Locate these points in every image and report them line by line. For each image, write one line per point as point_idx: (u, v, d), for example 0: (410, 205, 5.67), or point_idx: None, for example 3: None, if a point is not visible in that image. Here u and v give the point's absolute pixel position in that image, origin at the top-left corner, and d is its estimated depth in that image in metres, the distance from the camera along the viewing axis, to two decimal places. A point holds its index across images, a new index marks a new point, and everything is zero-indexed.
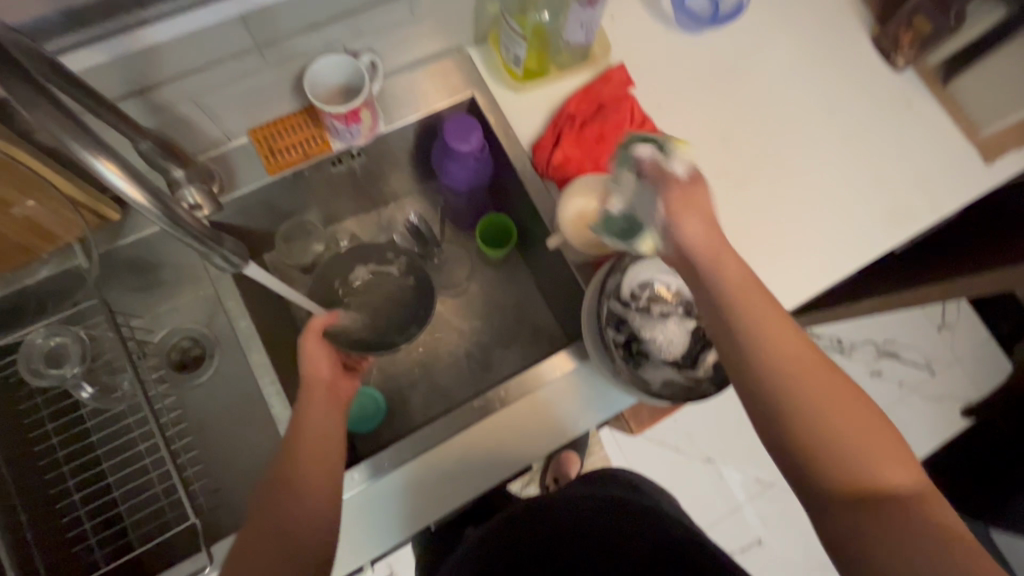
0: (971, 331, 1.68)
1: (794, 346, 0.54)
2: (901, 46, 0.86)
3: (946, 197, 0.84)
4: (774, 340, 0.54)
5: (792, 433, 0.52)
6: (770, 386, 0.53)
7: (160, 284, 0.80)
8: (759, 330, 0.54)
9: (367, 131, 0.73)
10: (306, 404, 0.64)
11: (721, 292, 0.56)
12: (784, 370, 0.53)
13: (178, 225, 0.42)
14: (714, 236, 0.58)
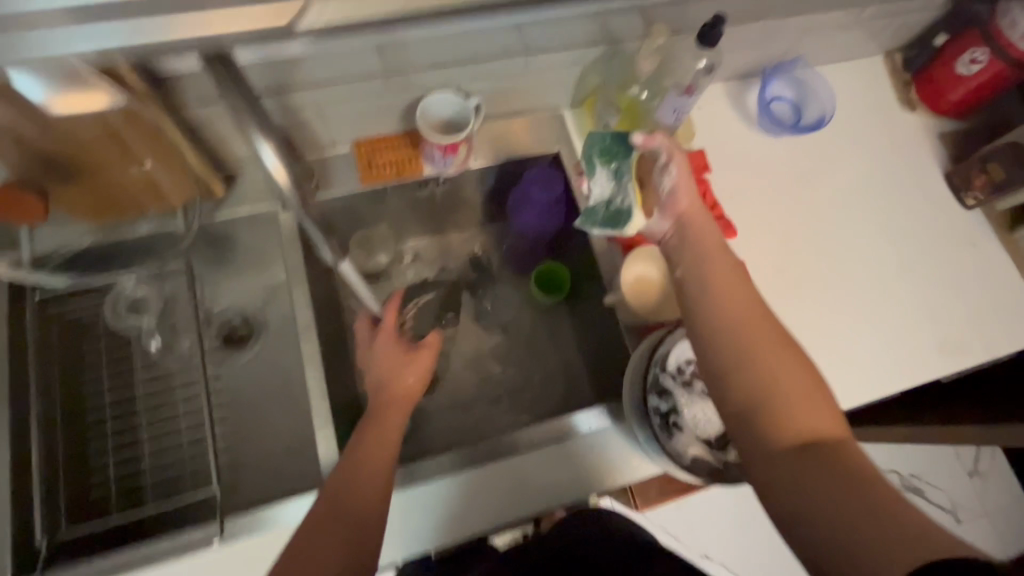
0: (1003, 485, 1.60)
1: (788, 369, 0.53)
2: (973, 187, 0.89)
3: (1002, 339, 0.84)
4: (791, 378, 0.52)
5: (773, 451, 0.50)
6: (755, 402, 0.52)
7: (235, 261, 0.85)
8: (766, 389, 0.51)
9: (459, 163, 0.79)
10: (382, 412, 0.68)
11: (726, 331, 0.55)
12: (772, 394, 0.52)
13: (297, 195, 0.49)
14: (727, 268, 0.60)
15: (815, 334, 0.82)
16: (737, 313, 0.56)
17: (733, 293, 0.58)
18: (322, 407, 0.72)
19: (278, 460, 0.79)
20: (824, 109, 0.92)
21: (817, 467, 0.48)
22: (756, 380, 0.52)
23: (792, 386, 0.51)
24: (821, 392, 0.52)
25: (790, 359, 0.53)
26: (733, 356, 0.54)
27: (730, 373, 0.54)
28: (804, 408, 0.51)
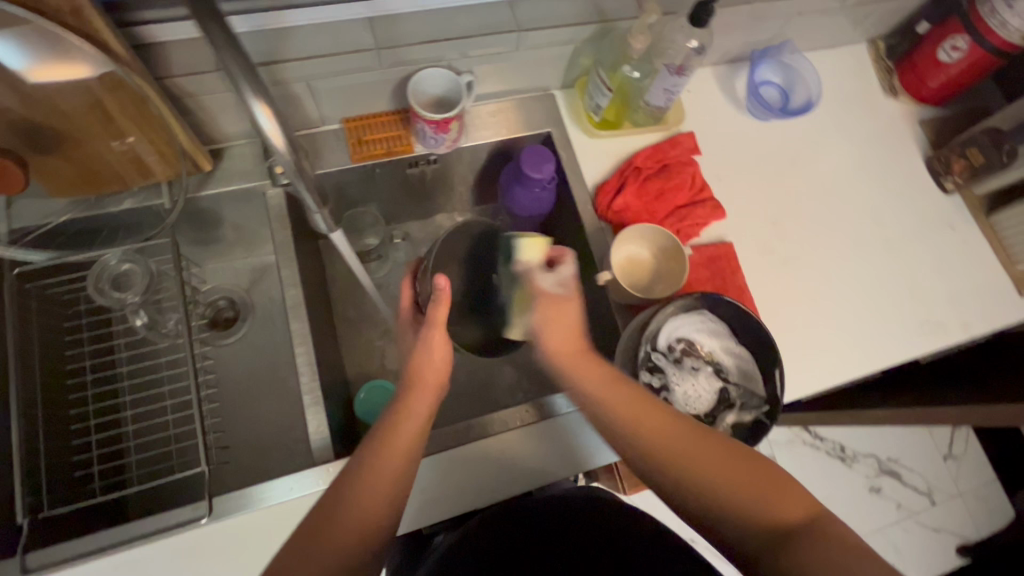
0: (977, 468, 1.65)
1: (660, 425, 0.59)
2: (952, 171, 0.91)
3: (979, 319, 0.87)
4: (665, 439, 0.58)
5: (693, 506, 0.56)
6: (662, 474, 0.58)
7: (221, 240, 0.84)
8: (697, 483, 0.56)
9: (450, 141, 0.79)
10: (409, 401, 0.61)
11: (606, 410, 0.61)
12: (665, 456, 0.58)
13: (298, 167, 0.47)
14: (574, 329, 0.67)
15: (800, 314, 0.83)
16: (656, 431, 0.59)
17: (619, 404, 0.61)
18: (311, 385, 0.71)
19: (267, 441, 0.78)
20: (811, 93, 0.93)
21: (813, 560, 0.49)
22: (711, 497, 0.55)
23: (725, 478, 0.55)
24: (769, 472, 0.55)
25: (721, 456, 0.56)
26: (677, 472, 0.57)
27: (683, 496, 0.56)
28: (762, 502, 0.53)
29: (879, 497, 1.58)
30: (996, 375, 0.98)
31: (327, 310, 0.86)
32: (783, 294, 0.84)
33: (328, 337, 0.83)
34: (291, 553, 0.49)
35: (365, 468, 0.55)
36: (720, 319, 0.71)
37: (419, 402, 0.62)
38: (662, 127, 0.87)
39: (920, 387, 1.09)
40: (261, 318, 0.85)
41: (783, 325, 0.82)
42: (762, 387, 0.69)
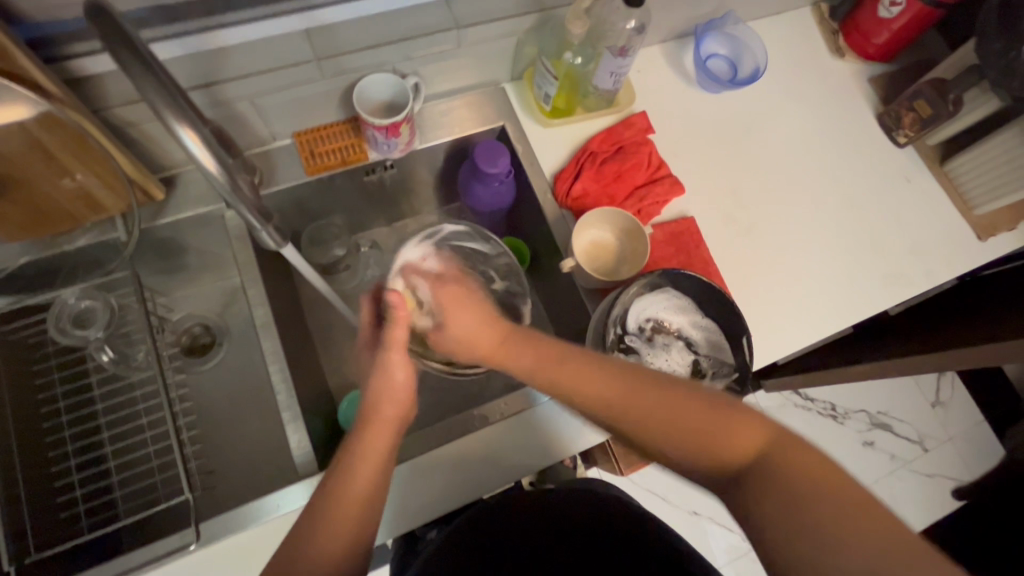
0: (965, 412, 1.69)
1: (597, 383, 0.55)
2: (903, 125, 0.92)
3: (940, 266, 0.89)
4: (599, 394, 0.55)
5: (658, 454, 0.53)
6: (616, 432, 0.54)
7: (187, 268, 0.84)
8: (646, 434, 0.52)
9: (403, 144, 0.79)
10: (365, 438, 0.58)
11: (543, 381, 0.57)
12: (610, 414, 0.54)
13: (235, 188, 0.47)
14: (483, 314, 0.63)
15: (767, 280, 0.85)
16: (597, 394, 0.55)
17: (548, 364, 0.58)
18: (288, 400, 0.72)
19: (253, 461, 0.78)
20: (758, 61, 0.94)
21: (766, 499, 0.46)
22: (662, 445, 0.52)
23: (675, 424, 0.51)
24: (716, 412, 0.51)
25: (668, 403, 0.52)
26: (630, 423, 0.53)
27: (642, 449, 0.54)
28: (710, 445, 0.50)
29: (872, 451, 1.61)
30: (966, 319, 1.00)
31: (301, 325, 0.86)
32: (749, 262, 0.85)
33: (303, 353, 0.83)
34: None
35: (323, 520, 0.53)
36: (685, 294, 0.72)
37: (379, 436, 0.58)
38: (615, 110, 0.87)
39: (896, 338, 1.11)
40: (236, 340, 0.84)
41: (752, 293, 0.83)
42: (732, 355, 0.71)
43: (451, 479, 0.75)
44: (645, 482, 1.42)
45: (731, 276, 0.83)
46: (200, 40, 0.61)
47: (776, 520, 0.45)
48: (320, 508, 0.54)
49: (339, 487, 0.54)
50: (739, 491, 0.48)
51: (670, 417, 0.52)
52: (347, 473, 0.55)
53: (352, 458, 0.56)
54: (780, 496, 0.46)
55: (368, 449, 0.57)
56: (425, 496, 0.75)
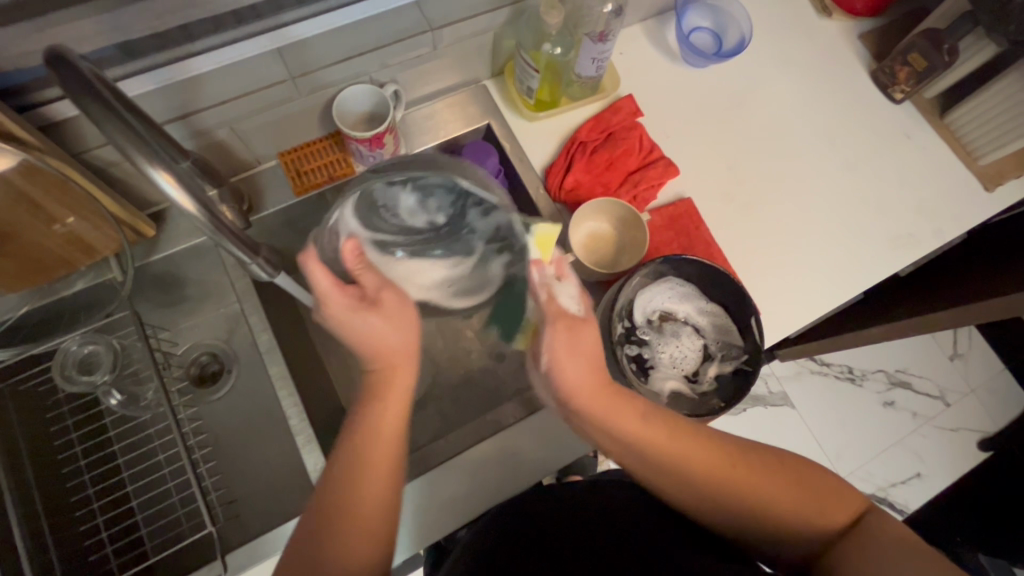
0: (984, 362, 1.67)
1: (695, 451, 0.57)
2: (898, 81, 0.89)
3: (949, 223, 0.86)
4: (699, 464, 0.57)
5: (748, 515, 0.56)
6: (707, 504, 0.57)
7: (189, 298, 0.83)
8: (740, 496, 0.56)
9: (389, 154, 0.77)
10: (382, 400, 0.60)
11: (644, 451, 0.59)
12: (700, 483, 0.57)
13: (216, 223, 0.46)
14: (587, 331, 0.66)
15: (772, 254, 0.83)
16: (720, 472, 0.56)
17: (652, 433, 0.59)
18: (301, 423, 0.71)
19: (271, 486, 0.78)
20: (743, 29, 0.91)
21: (870, 568, 0.50)
22: (753, 518, 0.56)
23: (777, 496, 0.55)
24: (812, 484, 0.56)
25: (770, 477, 0.56)
26: (723, 495, 0.56)
27: (740, 526, 0.56)
28: (810, 518, 0.55)
29: (893, 410, 1.60)
30: (979, 272, 0.98)
31: (305, 343, 0.85)
32: (752, 237, 0.84)
33: (312, 373, 0.83)
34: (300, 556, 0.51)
35: (341, 498, 0.54)
36: (686, 280, 0.71)
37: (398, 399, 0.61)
38: (600, 96, 0.85)
39: (911, 298, 1.08)
40: (244, 367, 0.84)
41: (756, 269, 0.82)
42: (740, 337, 0.70)
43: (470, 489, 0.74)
44: None
45: (734, 255, 0.82)
46: (170, 72, 0.60)
47: (868, 570, 0.50)
48: (337, 473, 0.55)
49: (353, 456, 0.56)
50: (836, 561, 0.52)
51: (765, 484, 0.55)
52: (364, 436, 0.57)
53: (368, 423, 0.58)
54: (881, 552, 0.51)
55: (382, 414, 0.59)
56: (446, 506, 0.74)
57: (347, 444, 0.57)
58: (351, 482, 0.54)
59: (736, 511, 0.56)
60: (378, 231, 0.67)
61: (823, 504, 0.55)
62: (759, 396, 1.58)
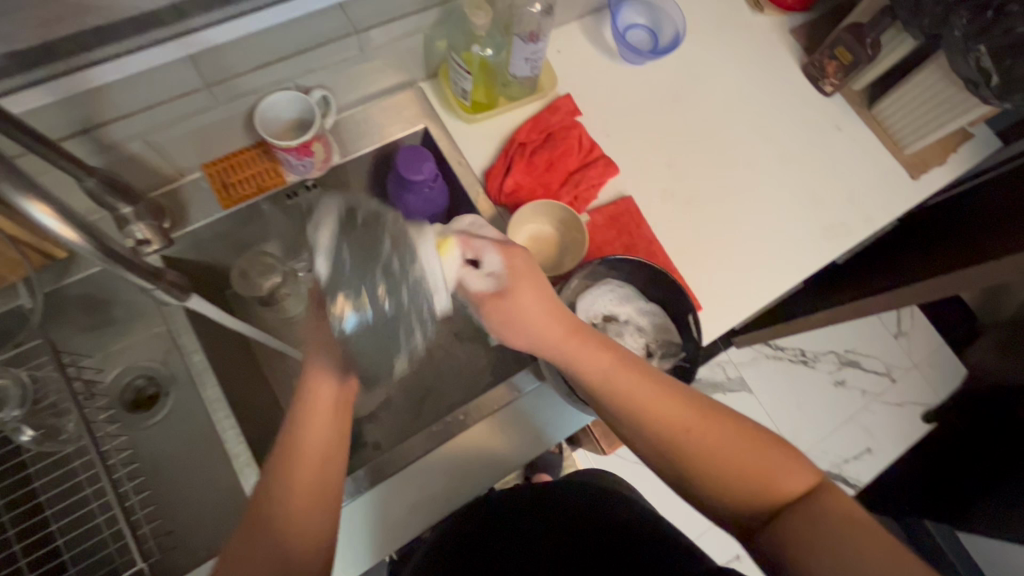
0: (927, 338, 1.75)
1: (644, 391, 0.57)
2: (828, 74, 0.92)
3: (879, 211, 0.89)
4: (648, 400, 0.57)
5: (690, 464, 0.55)
6: (654, 446, 0.57)
7: (118, 320, 0.79)
8: (689, 442, 0.55)
9: (321, 162, 0.75)
10: (307, 421, 0.56)
11: (598, 382, 0.58)
12: (649, 419, 0.56)
13: (106, 250, 0.43)
14: (524, 284, 0.58)
15: (712, 248, 0.84)
16: (683, 423, 0.55)
17: (609, 371, 0.58)
18: (239, 447, 0.69)
19: (213, 513, 0.75)
20: (677, 25, 0.91)
21: (804, 538, 0.49)
22: (700, 469, 0.54)
23: (728, 458, 0.54)
24: (772, 449, 0.54)
25: (726, 436, 0.55)
26: (673, 442, 0.55)
27: (685, 475, 0.56)
28: (762, 484, 0.53)
29: (844, 389, 1.66)
30: (911, 257, 1.03)
31: (245, 361, 0.82)
32: (693, 232, 0.84)
33: (251, 393, 0.80)
34: None
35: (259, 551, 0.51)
36: (625, 281, 0.72)
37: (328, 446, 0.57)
38: (538, 96, 0.85)
39: (851, 283, 1.12)
40: (182, 389, 0.80)
41: (698, 264, 0.83)
42: (679, 334, 0.71)
43: (418, 503, 0.72)
44: (635, 456, 1.46)
45: (676, 251, 0.83)
46: (67, 83, 0.55)
47: (803, 544, 0.49)
48: (269, 525, 0.52)
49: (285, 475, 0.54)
50: (776, 524, 0.51)
51: (718, 444, 0.54)
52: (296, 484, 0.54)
53: (296, 444, 0.55)
54: (825, 530, 0.49)
55: (302, 448, 0.55)
56: (397, 524, 0.72)
57: (273, 466, 0.55)
58: (279, 519, 0.52)
59: (683, 460, 0.55)
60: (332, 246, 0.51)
61: (780, 465, 0.54)
62: (717, 382, 1.62)
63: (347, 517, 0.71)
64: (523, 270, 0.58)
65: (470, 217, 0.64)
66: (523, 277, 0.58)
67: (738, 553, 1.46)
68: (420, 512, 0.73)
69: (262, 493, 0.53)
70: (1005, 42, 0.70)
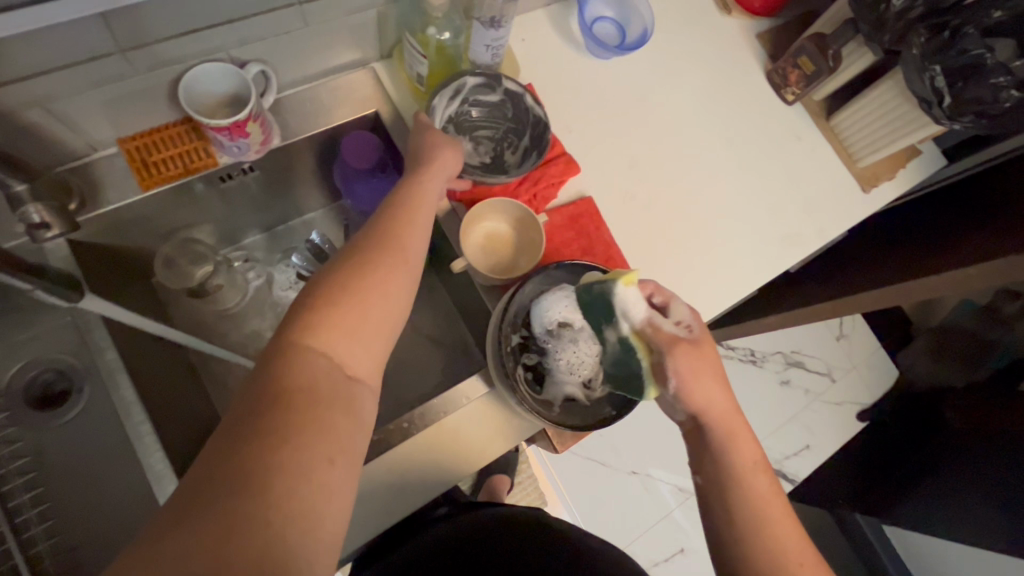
0: (864, 340, 1.83)
1: (763, 485, 0.56)
2: (790, 83, 0.92)
3: (832, 223, 0.90)
4: (756, 481, 0.56)
5: (748, 545, 0.54)
6: (732, 514, 0.55)
7: (17, 310, 0.70)
8: (768, 536, 0.53)
9: (257, 144, 0.68)
10: (382, 273, 0.53)
11: (711, 434, 0.58)
12: (745, 494, 0.55)
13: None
14: (708, 374, 0.58)
15: (671, 253, 0.83)
16: (765, 498, 0.55)
17: (737, 440, 0.57)
18: (156, 456, 0.62)
19: (127, 527, 0.68)
20: (646, 21, 0.89)
21: None
22: (762, 559, 0.53)
23: (795, 570, 0.52)
24: None
25: (806, 561, 0.53)
26: (745, 527, 0.54)
27: (733, 548, 0.54)
28: None
29: (788, 388, 1.72)
30: (858, 268, 1.05)
31: (168, 355, 0.76)
32: (652, 236, 0.83)
33: (175, 392, 0.74)
34: (207, 476, 0.40)
35: (286, 408, 0.44)
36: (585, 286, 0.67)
37: (374, 323, 0.51)
38: None
39: (801, 288, 1.15)
40: (96, 389, 0.74)
41: (655, 269, 0.82)
42: None
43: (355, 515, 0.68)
44: (586, 452, 1.51)
45: (634, 254, 0.81)
46: None
47: None
48: (287, 380, 0.45)
49: (349, 323, 0.50)
50: None
51: (794, 559, 0.53)
52: (318, 353, 0.47)
53: (367, 291, 0.51)
54: None
55: (370, 313, 0.51)
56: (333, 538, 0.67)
57: (342, 308, 0.50)
58: (325, 375, 0.47)
59: (746, 539, 0.54)
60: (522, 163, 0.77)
61: None
62: None
63: None
64: (701, 355, 0.58)
65: (683, 304, 0.61)
66: (706, 365, 0.58)
67: (683, 547, 1.50)
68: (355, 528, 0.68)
69: (289, 364, 0.46)
70: (963, 62, 0.71)
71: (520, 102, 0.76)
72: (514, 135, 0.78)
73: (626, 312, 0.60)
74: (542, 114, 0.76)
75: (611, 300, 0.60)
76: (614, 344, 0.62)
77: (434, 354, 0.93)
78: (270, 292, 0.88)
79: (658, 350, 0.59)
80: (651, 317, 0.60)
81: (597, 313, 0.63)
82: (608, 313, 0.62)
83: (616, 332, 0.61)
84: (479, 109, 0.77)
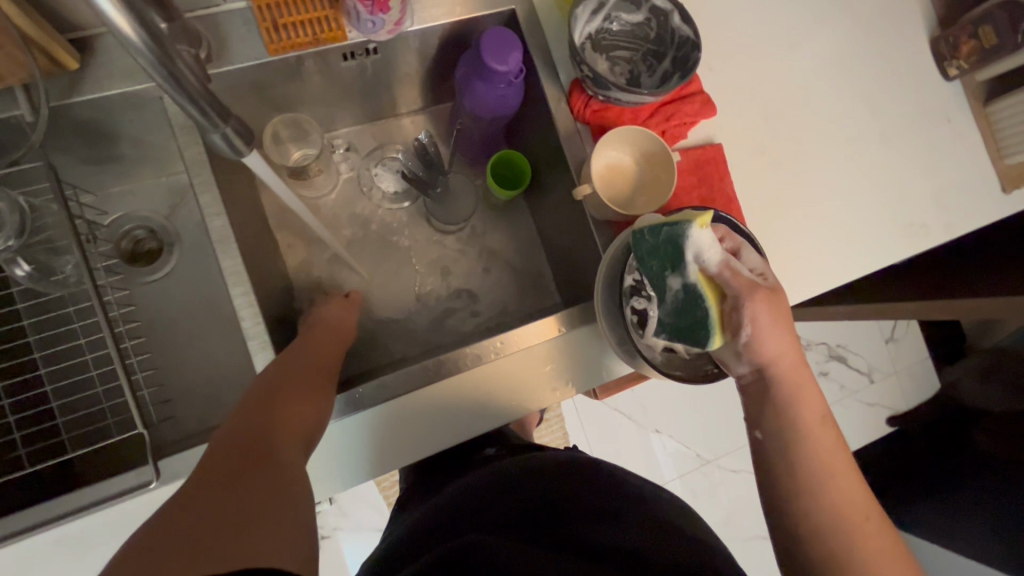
0: (914, 347, 1.75)
1: (809, 400, 0.57)
2: (959, 55, 0.82)
3: (961, 218, 0.83)
4: (803, 395, 0.57)
5: (786, 450, 0.56)
6: (778, 422, 0.56)
7: (124, 159, 0.69)
8: (809, 444, 0.55)
9: (392, 25, 0.63)
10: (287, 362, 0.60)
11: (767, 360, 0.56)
12: (796, 409, 0.56)
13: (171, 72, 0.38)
14: (781, 320, 0.55)
15: (787, 220, 0.78)
16: (857, 501, 0.54)
17: (798, 376, 0.57)
18: (255, 327, 0.63)
19: (208, 384, 0.71)
20: None
21: (839, 546, 0.53)
22: (806, 463, 0.55)
23: (836, 468, 0.55)
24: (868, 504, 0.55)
25: (841, 466, 0.55)
26: (790, 430, 0.56)
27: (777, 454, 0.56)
28: (842, 511, 0.54)
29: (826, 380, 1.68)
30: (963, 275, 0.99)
31: (257, 233, 0.75)
32: (772, 198, 0.78)
33: (265, 268, 0.73)
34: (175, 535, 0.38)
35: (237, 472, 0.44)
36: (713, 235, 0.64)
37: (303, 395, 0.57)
38: None
39: (889, 282, 1.09)
40: (189, 249, 0.74)
41: (768, 233, 0.77)
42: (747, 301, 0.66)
43: (425, 426, 0.65)
44: (615, 403, 1.53)
45: (750, 215, 0.76)
46: None
47: (830, 549, 0.53)
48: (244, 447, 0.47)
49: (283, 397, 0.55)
50: (820, 527, 0.54)
51: (831, 465, 0.55)
52: (275, 408, 0.53)
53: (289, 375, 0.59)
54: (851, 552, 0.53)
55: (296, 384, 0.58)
56: (403, 447, 0.65)
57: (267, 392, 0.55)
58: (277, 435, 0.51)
59: (791, 443, 0.56)
60: (664, 83, 0.69)
61: (863, 514, 0.54)
62: None
63: (347, 431, 0.64)
64: (776, 303, 0.55)
65: (753, 252, 0.59)
66: (780, 316, 0.55)
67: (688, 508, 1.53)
68: (420, 443, 0.65)
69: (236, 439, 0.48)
70: None
71: (666, 21, 0.67)
72: (653, 58, 0.70)
73: (699, 256, 0.54)
74: (691, 35, 0.66)
75: (683, 243, 0.54)
76: (675, 291, 0.56)
77: (507, 282, 0.88)
78: (360, 188, 0.85)
79: (732, 296, 0.54)
80: (722, 263, 0.55)
81: (659, 263, 0.57)
82: (673, 259, 0.56)
83: (682, 278, 0.55)
84: (621, 25, 0.69)
